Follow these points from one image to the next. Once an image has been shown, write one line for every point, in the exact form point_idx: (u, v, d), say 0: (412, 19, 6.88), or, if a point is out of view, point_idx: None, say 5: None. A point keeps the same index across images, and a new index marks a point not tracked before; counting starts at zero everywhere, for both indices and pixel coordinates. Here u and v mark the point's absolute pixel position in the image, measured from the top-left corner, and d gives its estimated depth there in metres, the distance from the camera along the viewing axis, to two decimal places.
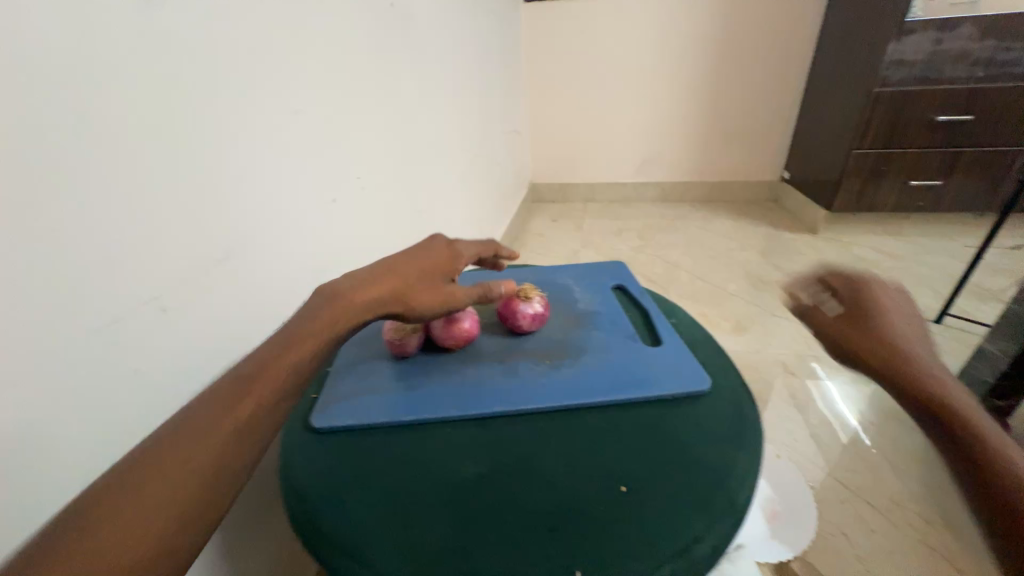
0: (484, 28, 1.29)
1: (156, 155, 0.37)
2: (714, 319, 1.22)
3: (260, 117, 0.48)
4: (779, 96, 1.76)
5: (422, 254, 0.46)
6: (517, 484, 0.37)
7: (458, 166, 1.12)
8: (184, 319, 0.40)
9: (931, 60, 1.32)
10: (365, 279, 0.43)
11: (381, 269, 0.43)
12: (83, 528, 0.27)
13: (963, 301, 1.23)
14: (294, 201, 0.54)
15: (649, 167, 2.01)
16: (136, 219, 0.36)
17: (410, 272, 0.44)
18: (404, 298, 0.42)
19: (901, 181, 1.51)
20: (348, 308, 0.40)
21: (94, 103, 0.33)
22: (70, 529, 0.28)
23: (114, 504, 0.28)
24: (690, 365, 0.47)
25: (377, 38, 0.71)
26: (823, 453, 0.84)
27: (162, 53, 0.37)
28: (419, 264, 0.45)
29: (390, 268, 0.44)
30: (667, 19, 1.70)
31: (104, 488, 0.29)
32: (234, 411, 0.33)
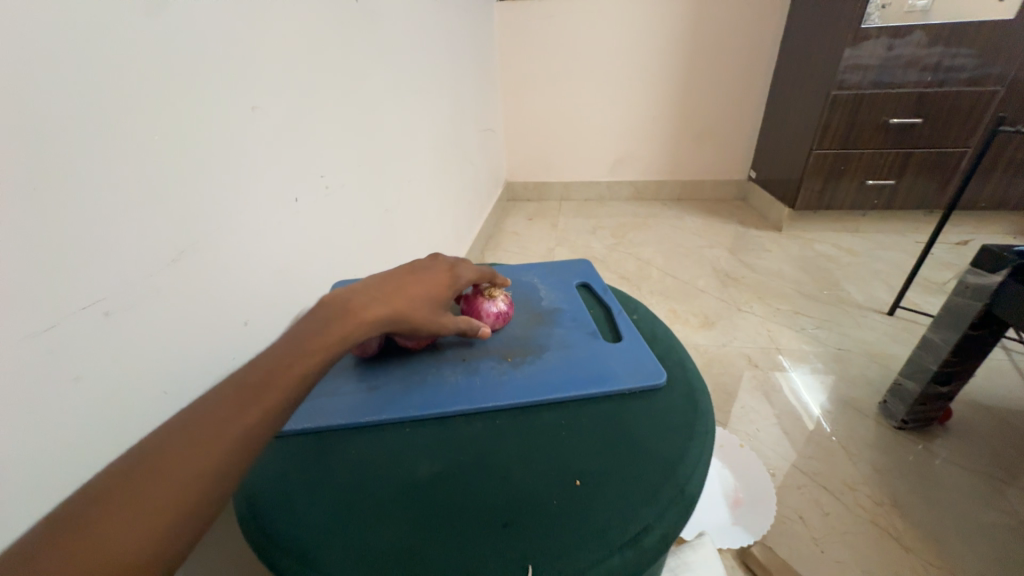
0: (455, 26, 1.28)
1: (100, 151, 0.35)
2: (684, 314, 1.26)
3: (213, 113, 0.47)
4: (745, 98, 1.82)
5: (425, 276, 0.47)
6: (473, 482, 0.37)
7: (430, 164, 1.11)
8: (132, 323, 0.39)
9: (884, 65, 1.39)
10: (371, 295, 0.42)
11: (389, 287, 0.44)
12: (78, 529, 0.26)
13: (913, 294, 1.30)
14: (252, 200, 0.53)
15: (622, 165, 2.04)
16: (77, 218, 0.34)
17: (414, 295, 0.45)
18: (405, 318, 0.43)
19: (857, 181, 1.58)
20: (358, 326, 0.40)
21: (29, 95, 0.31)
22: (61, 529, 0.26)
23: (110, 506, 0.27)
24: (647, 360, 0.48)
25: (340, 34, 0.70)
26: (784, 443, 0.88)
27: (103, 43, 0.35)
28: (424, 287, 0.46)
29: (397, 287, 0.44)
30: (638, 20, 1.72)
31: (101, 487, 0.27)
32: (244, 414, 0.32)
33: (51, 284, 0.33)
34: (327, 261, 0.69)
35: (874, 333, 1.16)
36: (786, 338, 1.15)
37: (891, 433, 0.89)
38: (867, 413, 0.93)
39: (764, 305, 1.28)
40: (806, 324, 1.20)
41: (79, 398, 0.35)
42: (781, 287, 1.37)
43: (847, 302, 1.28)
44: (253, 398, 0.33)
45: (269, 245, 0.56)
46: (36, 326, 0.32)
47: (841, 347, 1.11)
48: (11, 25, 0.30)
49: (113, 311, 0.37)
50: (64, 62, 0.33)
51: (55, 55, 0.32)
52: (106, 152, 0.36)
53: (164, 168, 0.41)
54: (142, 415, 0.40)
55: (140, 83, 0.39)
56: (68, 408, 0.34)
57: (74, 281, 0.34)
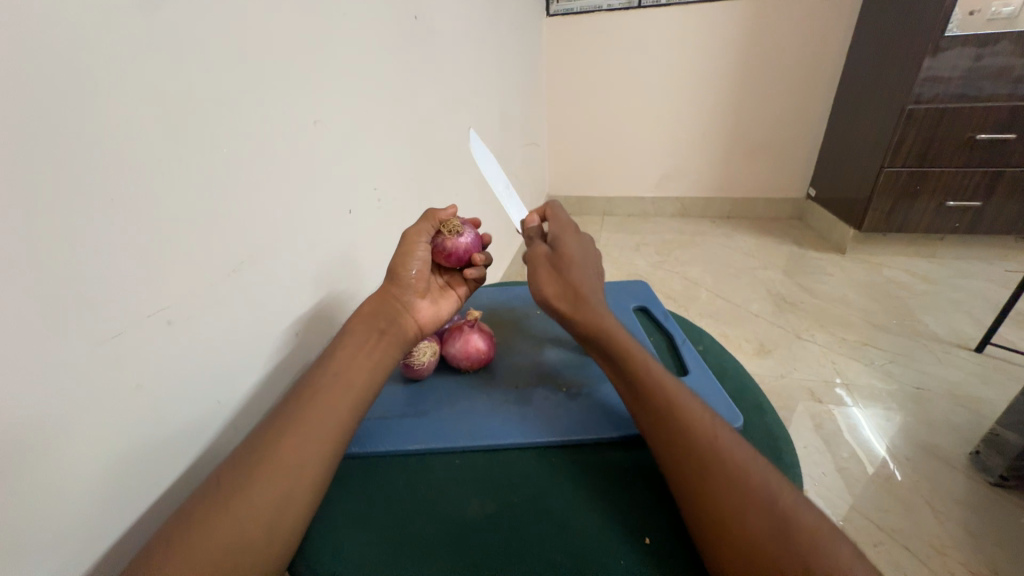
0: (505, 42, 1.29)
1: (172, 162, 0.36)
2: (736, 340, 1.18)
3: (276, 124, 0.47)
4: (805, 112, 1.72)
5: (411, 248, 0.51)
6: (526, 525, 0.35)
7: (476, 178, 1.12)
8: (191, 332, 0.39)
9: (968, 76, 1.27)
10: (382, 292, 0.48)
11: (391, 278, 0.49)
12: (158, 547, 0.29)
13: (1005, 331, 1.16)
14: (311, 213, 0.54)
15: (668, 181, 1.98)
16: (148, 229, 0.35)
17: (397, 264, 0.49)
18: (389, 278, 0.46)
19: (936, 202, 1.44)
20: (365, 309, 0.44)
21: (113, 111, 0.32)
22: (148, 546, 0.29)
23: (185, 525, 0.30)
24: (719, 401, 0.45)
25: (400, 52, 0.72)
26: (855, 490, 0.79)
27: (180, 59, 0.36)
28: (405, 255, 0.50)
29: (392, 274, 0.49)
30: (691, 33, 1.68)
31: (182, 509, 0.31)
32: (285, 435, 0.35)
33: (124, 292, 0.34)
34: (375, 273, 0.69)
35: (959, 372, 1.03)
36: (854, 371, 1.05)
37: (986, 490, 0.78)
38: (955, 463, 0.82)
39: (826, 333, 1.18)
40: (876, 357, 1.09)
41: (140, 402, 0.35)
42: (845, 314, 1.26)
43: (924, 335, 1.16)
44: (293, 419, 0.36)
45: (322, 257, 0.56)
46: (107, 333, 0.33)
47: (920, 385, 1.00)
48: (99, 41, 0.31)
49: (175, 320, 0.38)
50: (145, 78, 0.34)
51: (136, 72, 0.33)
52: (178, 165, 0.37)
53: (230, 183, 0.42)
54: (191, 421, 0.40)
55: (212, 100, 0.40)
56: (128, 415, 0.34)
57: (142, 292, 0.35)
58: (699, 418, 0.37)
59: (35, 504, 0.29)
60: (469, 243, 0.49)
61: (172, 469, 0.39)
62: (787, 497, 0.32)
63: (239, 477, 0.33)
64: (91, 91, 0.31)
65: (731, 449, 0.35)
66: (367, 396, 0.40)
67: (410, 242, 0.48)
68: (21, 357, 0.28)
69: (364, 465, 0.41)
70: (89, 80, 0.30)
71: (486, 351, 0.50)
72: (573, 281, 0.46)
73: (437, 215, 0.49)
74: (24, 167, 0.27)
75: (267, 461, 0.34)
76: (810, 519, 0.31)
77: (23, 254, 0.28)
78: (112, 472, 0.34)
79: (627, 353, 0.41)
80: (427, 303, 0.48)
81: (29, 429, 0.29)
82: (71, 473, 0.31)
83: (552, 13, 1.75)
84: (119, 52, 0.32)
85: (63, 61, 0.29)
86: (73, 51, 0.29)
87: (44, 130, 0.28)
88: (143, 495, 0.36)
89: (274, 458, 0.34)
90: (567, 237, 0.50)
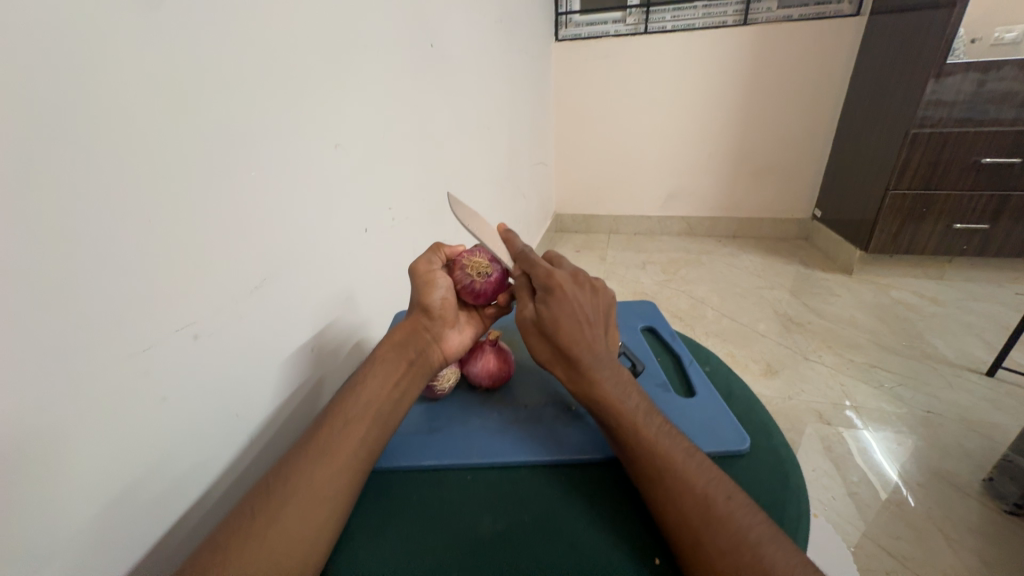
0: (515, 65, 1.33)
1: (204, 186, 0.39)
2: (743, 360, 1.17)
3: (299, 148, 0.50)
4: (810, 134, 1.74)
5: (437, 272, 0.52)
6: (540, 541, 0.35)
7: (487, 196, 1.14)
8: (215, 347, 0.41)
9: (973, 101, 1.29)
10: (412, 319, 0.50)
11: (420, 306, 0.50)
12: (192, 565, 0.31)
13: (1016, 354, 1.15)
14: (329, 233, 0.56)
15: (674, 201, 2.01)
16: (179, 249, 0.37)
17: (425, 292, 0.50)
18: (418, 307, 0.48)
19: (943, 225, 1.45)
20: (395, 337, 0.47)
21: (152, 141, 0.34)
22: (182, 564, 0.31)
23: (217, 544, 0.32)
24: (726, 423, 0.45)
25: (416, 78, 0.75)
26: (866, 516, 0.78)
27: (205, 91, 0.38)
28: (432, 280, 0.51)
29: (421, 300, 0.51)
30: (697, 59, 1.72)
31: (217, 532, 0.33)
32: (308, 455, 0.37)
33: (150, 310, 0.35)
34: (387, 290, 0.71)
35: (971, 397, 1.02)
36: (863, 394, 1.04)
37: (1001, 518, 0.76)
38: (968, 490, 0.81)
39: (835, 355, 1.18)
40: (886, 379, 1.08)
41: (161, 415, 0.37)
42: (853, 335, 1.26)
43: (934, 358, 1.15)
44: (318, 441, 0.38)
45: (338, 274, 0.58)
46: (135, 348, 0.35)
47: (931, 409, 0.99)
48: (133, 80, 0.33)
49: (200, 334, 0.40)
50: (173, 111, 0.36)
51: (167, 107, 0.35)
52: (206, 190, 0.39)
53: (255, 204, 0.45)
54: (209, 435, 0.41)
55: (238, 129, 0.42)
56: (155, 426, 0.36)
57: (172, 308, 0.37)
58: (693, 482, 0.36)
59: (66, 514, 0.31)
60: (496, 282, 0.50)
61: (192, 482, 0.40)
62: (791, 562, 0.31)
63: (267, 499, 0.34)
64: (125, 124, 0.32)
65: (730, 509, 0.34)
66: (382, 413, 0.42)
67: (429, 272, 0.49)
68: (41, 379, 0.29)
69: (377, 479, 0.42)
70: (124, 113, 0.32)
71: (506, 368, 0.51)
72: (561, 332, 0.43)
73: (446, 251, 0.51)
74: (62, 195, 0.29)
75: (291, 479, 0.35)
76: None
77: (59, 275, 0.29)
78: (137, 484, 0.35)
79: (619, 420, 0.40)
80: (456, 330, 0.49)
81: (59, 440, 0.30)
82: (93, 487, 0.32)
83: (561, 38, 1.81)
84: (150, 86, 0.34)
85: (97, 99, 0.31)
86: (108, 86, 0.31)
87: (96, 160, 0.31)
88: (161, 507, 0.38)
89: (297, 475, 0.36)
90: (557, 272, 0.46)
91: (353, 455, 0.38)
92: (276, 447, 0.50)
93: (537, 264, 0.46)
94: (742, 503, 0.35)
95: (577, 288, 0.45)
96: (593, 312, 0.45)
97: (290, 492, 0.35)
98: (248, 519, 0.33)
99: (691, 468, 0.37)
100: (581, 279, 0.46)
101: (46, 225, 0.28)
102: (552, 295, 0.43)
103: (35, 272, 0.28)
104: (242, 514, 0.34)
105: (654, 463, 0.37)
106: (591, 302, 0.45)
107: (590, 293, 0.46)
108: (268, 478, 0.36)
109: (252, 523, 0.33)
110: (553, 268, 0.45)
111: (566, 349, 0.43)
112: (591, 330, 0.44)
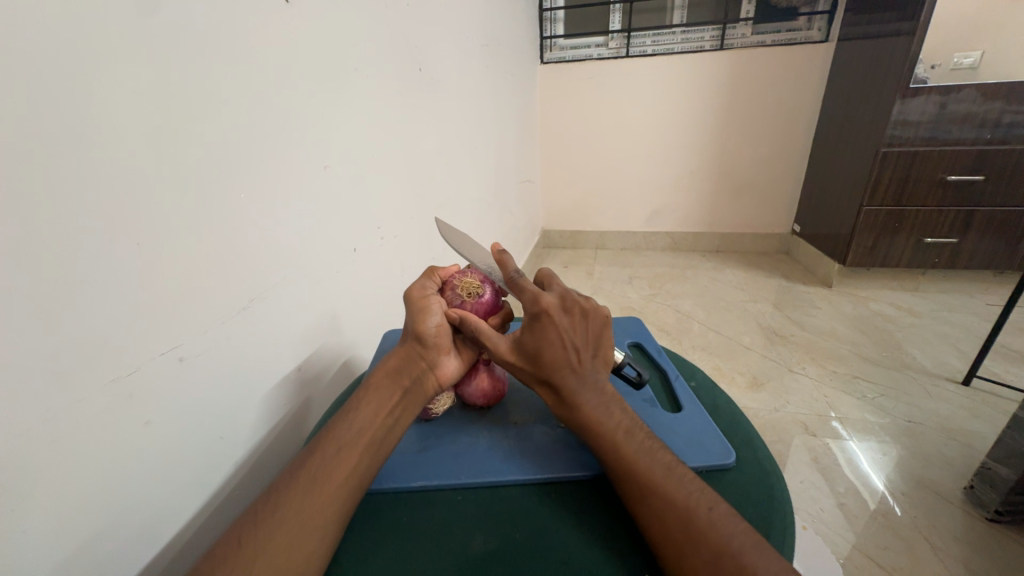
0: (501, 87, 1.37)
1: (192, 208, 0.39)
2: (730, 373, 1.19)
3: (288, 169, 0.51)
4: (787, 153, 1.81)
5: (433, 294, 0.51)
6: (529, 562, 0.35)
7: (475, 213, 1.16)
8: (202, 369, 0.41)
9: (936, 122, 1.35)
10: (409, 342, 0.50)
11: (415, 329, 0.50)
12: None
13: (989, 363, 1.19)
14: (318, 253, 0.56)
15: (659, 217, 2.05)
16: (166, 271, 0.37)
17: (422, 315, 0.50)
18: (412, 335, 0.47)
19: (914, 239, 1.51)
20: (390, 364, 0.46)
21: (140, 164, 0.35)
22: None
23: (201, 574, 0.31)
24: (713, 437, 0.46)
25: (404, 100, 0.77)
26: (854, 527, 0.78)
27: (195, 115, 0.39)
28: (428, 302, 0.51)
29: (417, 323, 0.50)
30: (676, 82, 1.78)
31: (203, 562, 0.32)
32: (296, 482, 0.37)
33: (135, 333, 0.35)
34: (376, 309, 0.71)
35: (949, 406, 1.05)
36: (846, 405, 1.06)
37: (983, 525, 0.78)
38: (951, 498, 0.83)
39: (818, 366, 1.20)
40: (867, 390, 1.11)
41: (145, 441, 0.36)
42: (835, 347, 1.29)
43: (912, 368, 1.19)
44: (306, 468, 0.38)
45: (326, 294, 0.58)
46: (118, 373, 0.34)
47: (911, 419, 1.01)
48: (118, 107, 0.33)
49: (186, 357, 0.39)
50: (162, 134, 0.36)
51: (155, 131, 0.36)
52: (193, 213, 0.39)
53: (241, 225, 0.45)
54: (193, 462, 0.40)
55: (226, 151, 0.43)
56: (138, 451, 0.36)
57: (159, 330, 0.37)
58: (679, 497, 0.36)
59: (41, 549, 0.30)
60: (488, 302, 0.50)
61: (176, 510, 0.39)
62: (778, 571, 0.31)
63: (256, 528, 0.34)
64: (110, 151, 0.33)
65: (718, 523, 0.34)
66: (373, 436, 0.41)
67: (423, 298, 0.49)
68: (17, 410, 0.28)
69: (365, 503, 0.41)
70: (111, 137, 0.33)
71: (500, 386, 0.51)
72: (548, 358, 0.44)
73: (439, 274, 0.52)
74: (46, 219, 0.29)
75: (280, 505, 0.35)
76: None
77: (41, 297, 0.29)
78: (117, 514, 0.34)
79: (600, 444, 0.41)
80: (452, 356, 0.48)
81: (36, 469, 0.29)
82: (72, 522, 0.31)
83: (546, 60, 1.86)
84: (139, 111, 0.35)
85: (81, 128, 0.31)
86: (95, 111, 0.32)
87: (83, 184, 0.31)
88: (145, 538, 0.37)
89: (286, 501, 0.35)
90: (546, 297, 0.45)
91: (342, 481, 0.38)
92: (264, 471, 0.49)
93: (523, 290, 0.47)
94: (730, 515, 0.35)
95: (563, 313, 0.45)
96: (579, 337, 0.45)
97: (278, 519, 0.34)
98: (234, 547, 0.33)
99: (678, 486, 0.37)
100: (569, 303, 0.46)
101: (30, 246, 0.28)
102: (536, 323, 0.44)
103: (17, 295, 0.28)
104: (228, 543, 0.33)
105: (644, 484, 0.37)
106: (578, 326, 0.45)
107: (580, 318, 0.46)
108: (256, 506, 0.36)
109: (240, 552, 0.32)
110: (539, 293, 0.45)
111: (550, 374, 0.44)
112: (576, 354, 0.44)
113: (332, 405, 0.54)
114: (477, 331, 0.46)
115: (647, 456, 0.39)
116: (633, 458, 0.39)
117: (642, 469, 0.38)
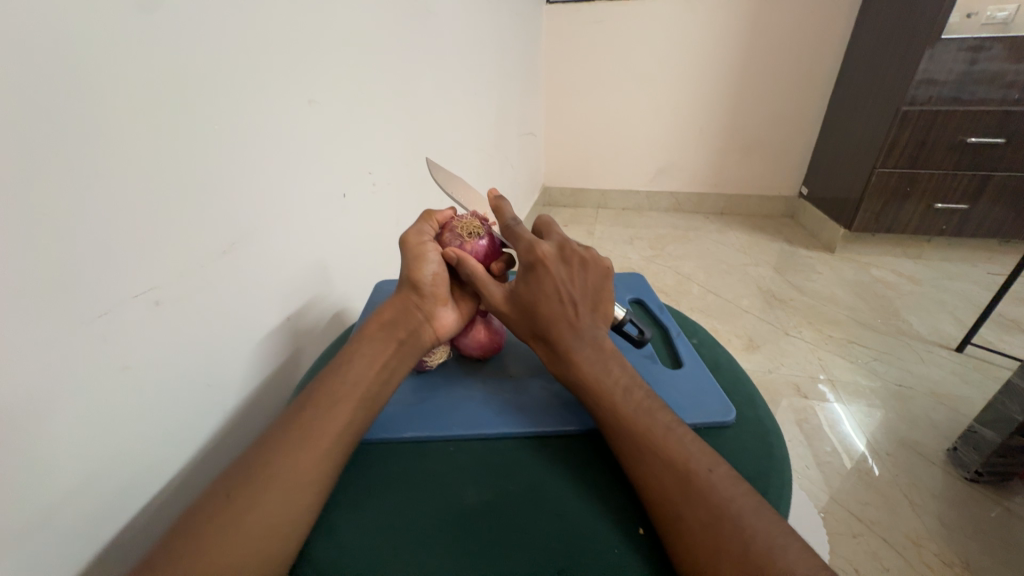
0: (503, 25, 1.25)
1: (158, 136, 0.35)
2: (726, 335, 1.19)
3: (269, 101, 0.46)
4: (801, 110, 1.73)
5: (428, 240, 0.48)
6: (524, 514, 0.35)
7: (472, 163, 1.10)
8: (179, 313, 0.39)
9: (963, 80, 1.28)
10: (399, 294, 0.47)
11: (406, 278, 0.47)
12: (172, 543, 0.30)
13: (984, 332, 1.19)
14: (305, 196, 0.53)
15: (664, 175, 1.99)
16: (135, 208, 0.34)
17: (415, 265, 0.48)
18: (409, 285, 0.46)
19: (925, 204, 1.47)
20: (385, 316, 0.45)
21: (97, 86, 0.31)
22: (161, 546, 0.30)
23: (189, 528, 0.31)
24: (713, 394, 0.45)
25: (397, 33, 0.71)
26: (836, 483, 0.81)
27: (155, 29, 0.34)
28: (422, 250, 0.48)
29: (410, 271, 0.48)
30: (692, 28, 1.66)
31: (194, 514, 0.32)
32: (286, 435, 0.36)
33: (105, 274, 0.32)
34: (367, 258, 0.68)
35: (940, 371, 1.06)
36: (840, 368, 1.07)
37: (962, 485, 0.80)
38: (934, 459, 0.85)
39: (815, 330, 1.20)
40: (862, 354, 1.11)
41: (124, 388, 0.35)
42: (834, 312, 1.28)
43: (908, 334, 1.19)
44: (296, 422, 0.37)
45: (316, 243, 0.56)
46: (90, 315, 0.32)
47: (903, 383, 1.02)
48: (65, 19, 0.29)
49: (164, 301, 0.37)
50: (118, 51, 0.32)
51: (111, 48, 0.31)
52: (165, 143, 0.36)
53: (219, 159, 0.41)
54: (179, 410, 0.39)
55: (195, 74, 0.38)
56: (118, 399, 0.34)
57: (132, 270, 0.34)
58: (676, 457, 0.35)
59: (25, 499, 0.29)
60: (486, 247, 0.47)
61: (166, 458, 0.39)
62: (767, 527, 0.32)
63: (249, 480, 0.33)
64: (61, 68, 0.29)
65: (714, 483, 0.34)
66: (364, 387, 0.40)
67: (419, 245, 0.46)
68: None
69: (358, 454, 0.41)
70: (60, 53, 0.28)
71: (495, 337, 0.49)
72: (546, 310, 0.42)
73: (436, 217, 0.49)
74: None
75: (273, 457, 0.35)
76: (796, 557, 0.30)
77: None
78: (100, 464, 0.33)
79: (595, 400, 0.40)
80: (450, 307, 0.47)
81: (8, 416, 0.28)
82: (54, 473, 0.31)
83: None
84: (88, 23, 0.30)
85: (24, 41, 0.27)
86: (39, 22, 0.27)
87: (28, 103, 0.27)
88: (133, 487, 0.36)
89: (276, 453, 0.35)
90: (545, 248, 0.44)
91: (336, 436, 0.37)
92: (254, 418, 0.49)
93: (521, 238, 0.46)
94: (727, 475, 0.35)
95: (561, 263, 0.44)
96: (579, 288, 0.44)
97: (270, 470, 0.34)
98: (225, 499, 0.32)
99: (675, 447, 0.36)
100: (568, 253, 0.45)
101: None
102: (532, 272, 0.43)
103: None
104: (219, 495, 0.33)
105: (639, 445, 0.36)
106: (577, 277, 0.44)
107: (579, 268, 0.44)
108: (247, 457, 0.35)
109: (232, 503, 0.32)
110: (537, 243, 0.44)
111: (546, 329, 0.43)
112: (574, 308, 0.43)
113: (324, 354, 0.53)
114: (475, 276, 0.44)
115: (643, 414, 0.38)
116: (627, 417, 0.38)
117: (637, 429, 0.37)
